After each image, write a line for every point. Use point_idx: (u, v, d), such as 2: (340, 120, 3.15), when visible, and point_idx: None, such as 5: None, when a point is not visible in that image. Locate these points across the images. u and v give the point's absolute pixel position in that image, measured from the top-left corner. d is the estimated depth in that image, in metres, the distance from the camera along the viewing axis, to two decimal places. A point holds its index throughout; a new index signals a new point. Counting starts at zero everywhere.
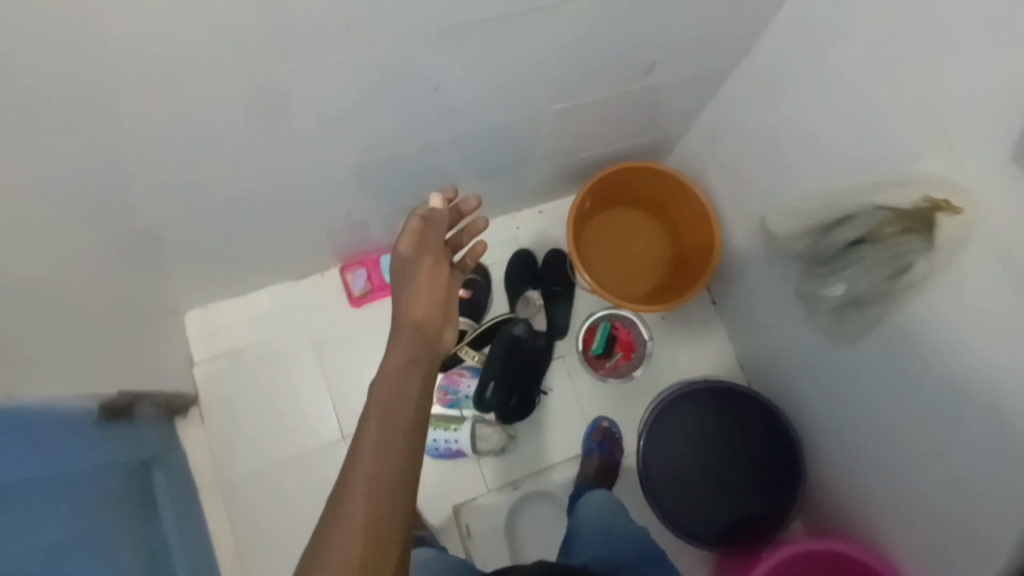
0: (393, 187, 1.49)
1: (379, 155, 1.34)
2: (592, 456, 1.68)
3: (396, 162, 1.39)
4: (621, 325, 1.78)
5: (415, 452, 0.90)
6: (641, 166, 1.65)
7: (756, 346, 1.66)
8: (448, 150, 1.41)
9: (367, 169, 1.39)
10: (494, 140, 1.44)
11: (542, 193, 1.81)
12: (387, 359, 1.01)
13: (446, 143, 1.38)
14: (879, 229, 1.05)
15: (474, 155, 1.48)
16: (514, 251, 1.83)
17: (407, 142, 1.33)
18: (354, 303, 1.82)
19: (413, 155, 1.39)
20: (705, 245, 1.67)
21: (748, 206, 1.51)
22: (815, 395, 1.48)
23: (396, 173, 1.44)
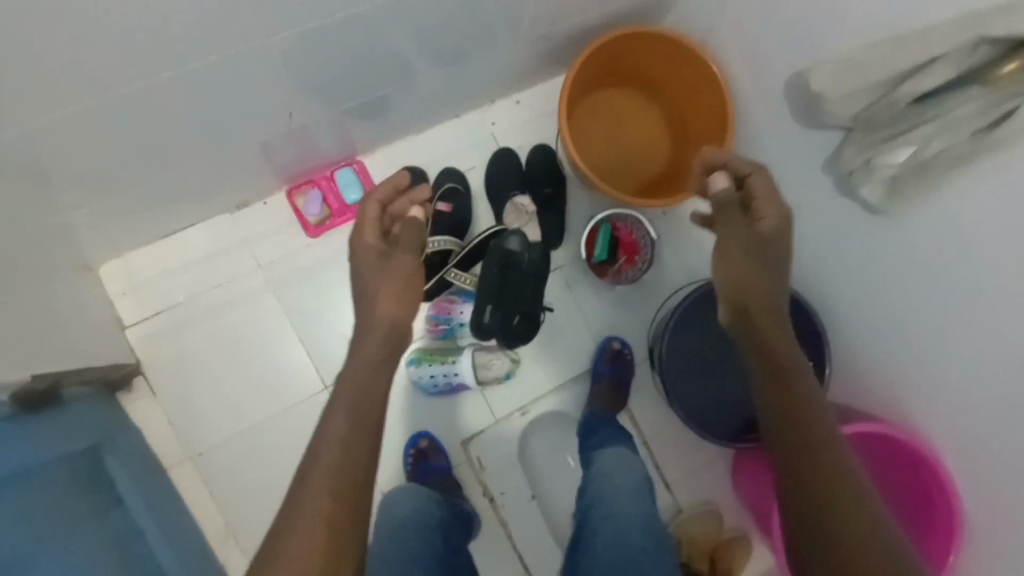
0: (347, 75, 1.18)
1: (326, 31, 1.03)
2: (602, 380, 1.54)
3: (350, 44, 1.09)
4: (623, 227, 1.58)
5: (378, 457, 0.79)
6: (638, 30, 1.38)
7: None
8: (414, 20, 1.12)
9: (312, 56, 1.07)
10: (471, 3, 1.14)
11: (521, 77, 1.53)
12: (353, 359, 0.89)
13: (412, 10, 1.08)
14: (988, 70, 0.86)
15: (446, 28, 1.18)
16: (493, 152, 1.59)
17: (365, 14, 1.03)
18: (312, 233, 1.50)
19: (373, 32, 1.09)
20: (711, 124, 1.47)
21: (768, 70, 1.31)
22: (839, 276, 1.39)
23: (349, 57, 1.13)
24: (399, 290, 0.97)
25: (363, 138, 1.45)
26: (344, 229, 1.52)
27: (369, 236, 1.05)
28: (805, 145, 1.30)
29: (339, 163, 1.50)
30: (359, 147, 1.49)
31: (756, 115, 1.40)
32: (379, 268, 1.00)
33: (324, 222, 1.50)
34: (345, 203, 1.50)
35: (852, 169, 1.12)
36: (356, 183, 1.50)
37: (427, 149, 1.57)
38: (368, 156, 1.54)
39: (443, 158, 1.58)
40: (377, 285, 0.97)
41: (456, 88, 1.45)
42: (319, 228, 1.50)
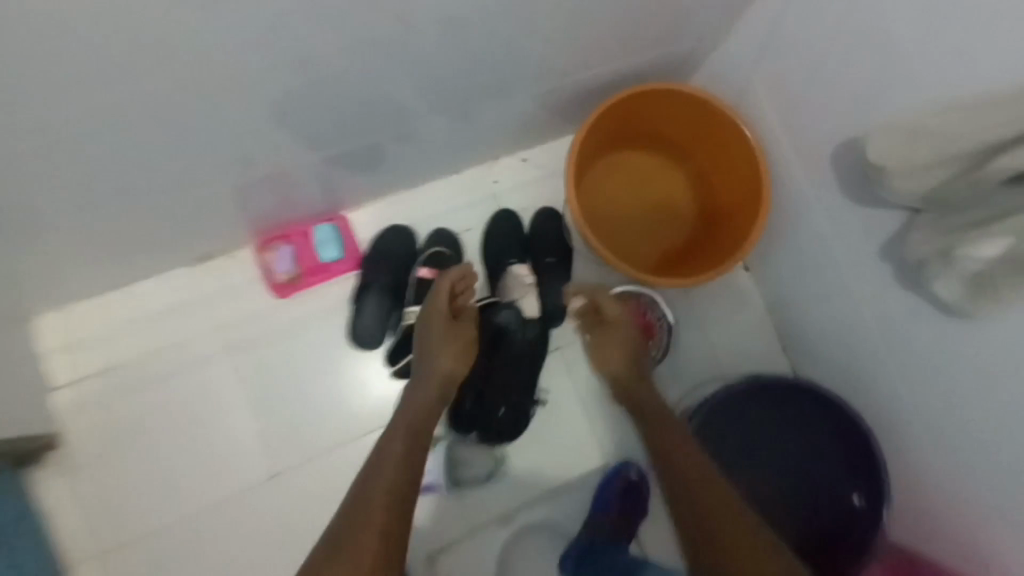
0: (322, 129, 1.04)
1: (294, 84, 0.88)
2: (607, 508, 1.28)
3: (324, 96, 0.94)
4: (636, 307, 1.36)
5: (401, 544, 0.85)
6: (662, 87, 1.21)
7: (811, 325, 1.32)
8: (404, 73, 0.96)
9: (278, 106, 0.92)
10: (470, 57, 0.99)
11: (528, 134, 1.37)
12: (383, 448, 0.99)
13: (400, 63, 0.93)
14: None
15: (440, 82, 1.03)
16: (493, 213, 1.41)
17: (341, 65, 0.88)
18: (278, 293, 1.31)
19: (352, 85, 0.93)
20: (745, 195, 1.27)
21: (816, 139, 1.11)
22: (899, 389, 1.14)
23: (325, 109, 0.98)
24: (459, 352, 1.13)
25: (346, 192, 1.30)
26: (316, 291, 1.34)
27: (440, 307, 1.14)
28: (858, 229, 1.09)
29: (318, 217, 1.33)
30: (342, 201, 1.33)
31: (798, 190, 1.20)
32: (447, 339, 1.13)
33: (293, 281, 1.31)
34: (318, 262, 1.31)
35: (919, 260, 0.90)
36: (333, 239, 1.31)
37: (419, 207, 1.40)
38: (352, 210, 1.38)
39: (434, 217, 1.40)
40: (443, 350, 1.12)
41: (454, 142, 1.29)
42: (286, 288, 1.30)
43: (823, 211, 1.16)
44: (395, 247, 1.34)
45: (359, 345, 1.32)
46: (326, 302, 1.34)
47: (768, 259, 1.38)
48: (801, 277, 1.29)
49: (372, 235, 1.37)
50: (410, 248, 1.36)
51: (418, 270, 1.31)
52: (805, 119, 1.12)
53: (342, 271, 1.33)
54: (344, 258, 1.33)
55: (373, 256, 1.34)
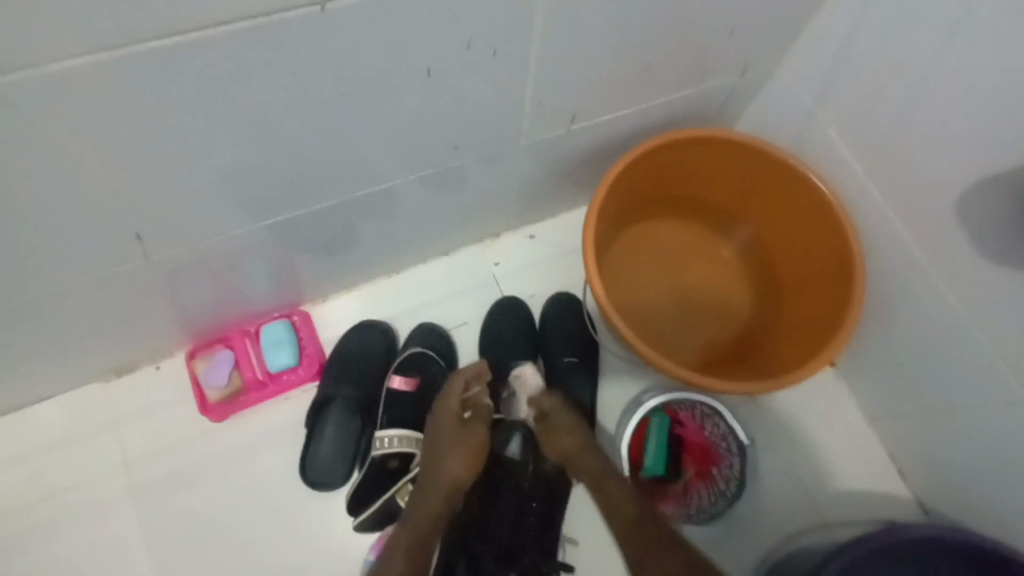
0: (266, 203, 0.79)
1: (206, 147, 0.63)
2: None
3: (255, 164, 0.69)
4: (689, 420, 1.02)
5: None
6: (702, 134, 0.94)
7: (942, 441, 0.94)
8: (365, 132, 0.72)
9: (188, 179, 0.67)
10: (454, 109, 0.75)
11: (536, 205, 1.11)
12: None
13: (359, 120, 0.69)
14: None
15: (416, 144, 0.79)
16: (493, 301, 1.12)
17: (272, 122, 0.63)
18: (211, 414, 1.00)
19: (292, 147, 0.69)
20: (822, 268, 0.96)
21: (927, 189, 0.81)
22: None
23: (261, 182, 0.73)
24: (472, 452, 0.85)
25: (304, 280, 1.02)
26: (264, 410, 1.02)
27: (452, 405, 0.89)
28: (1012, 307, 0.76)
29: (268, 315, 1.05)
30: (301, 293, 1.05)
31: (903, 258, 0.88)
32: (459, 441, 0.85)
33: (233, 398, 1.01)
34: (264, 372, 1.02)
35: None
36: (285, 342, 1.02)
37: (401, 297, 1.12)
38: (316, 303, 1.10)
39: (421, 309, 1.11)
40: (455, 450, 0.84)
41: (442, 217, 1.03)
42: (220, 408, 1.00)
43: (947, 284, 0.83)
44: (366, 349, 1.04)
45: (312, 484, 0.97)
46: (277, 424, 1.02)
47: (862, 350, 1.04)
48: (918, 374, 0.94)
49: (340, 334, 1.08)
50: (385, 349, 1.05)
51: (392, 380, 1.00)
52: (909, 161, 0.82)
53: (296, 383, 1.03)
54: (299, 366, 1.03)
55: (337, 362, 1.03)
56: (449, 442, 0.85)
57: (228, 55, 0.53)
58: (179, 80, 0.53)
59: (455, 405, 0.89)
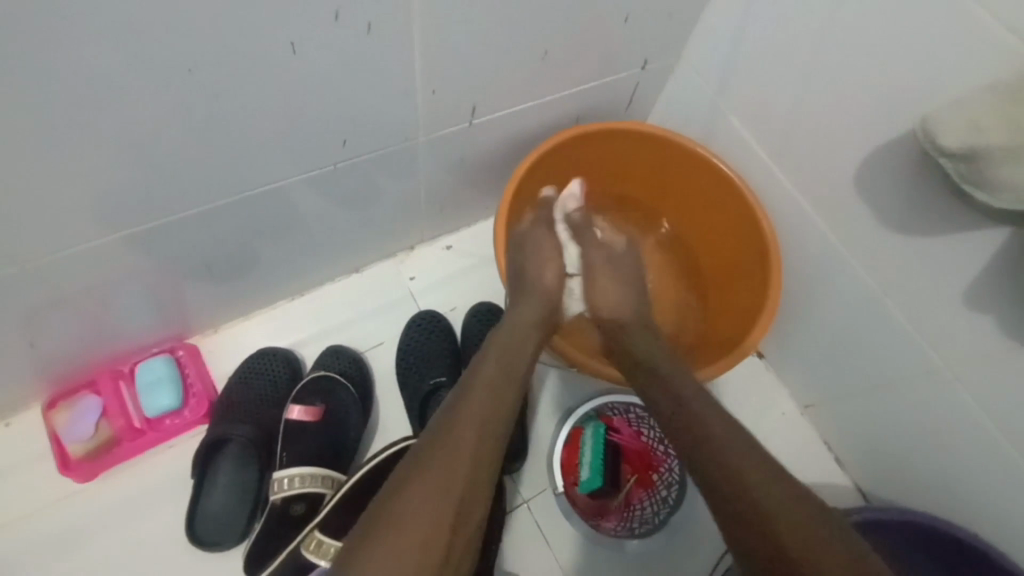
0: (121, 215, 0.68)
1: (17, 129, 0.54)
2: None
3: (91, 154, 0.60)
4: (625, 427, 0.96)
5: (466, 510, 0.54)
6: (606, 126, 0.92)
7: (868, 419, 0.94)
8: (232, 120, 0.65)
9: (0, 170, 0.57)
10: (333, 96, 0.68)
11: (449, 213, 1.05)
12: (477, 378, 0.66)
13: (218, 100, 0.62)
14: None
15: (296, 137, 0.72)
16: (410, 318, 1.03)
17: (99, 99, 0.55)
18: (76, 474, 0.84)
19: (135, 132, 0.60)
20: (739, 255, 0.95)
21: (826, 166, 0.82)
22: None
23: (105, 178, 0.63)
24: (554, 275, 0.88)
25: (186, 310, 0.90)
26: (143, 462, 0.88)
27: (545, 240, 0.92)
28: (910, 270, 0.77)
29: (146, 352, 0.92)
30: (183, 325, 0.92)
31: (814, 238, 0.88)
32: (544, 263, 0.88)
33: (105, 452, 0.86)
34: (141, 419, 0.88)
35: None
36: (167, 381, 0.88)
37: (306, 321, 1.01)
38: (206, 335, 0.97)
39: (329, 332, 1.01)
40: (541, 271, 0.87)
41: (345, 231, 0.95)
42: (83, 467, 0.85)
43: (855, 257, 0.84)
44: (263, 379, 0.92)
45: (200, 544, 0.83)
46: (158, 478, 0.87)
47: (786, 337, 1.03)
48: (840, 355, 0.94)
49: (234, 368, 0.96)
50: (287, 376, 0.94)
51: (291, 410, 0.90)
52: (806, 141, 0.83)
53: (180, 429, 0.89)
54: (184, 408, 0.90)
55: (229, 398, 0.90)
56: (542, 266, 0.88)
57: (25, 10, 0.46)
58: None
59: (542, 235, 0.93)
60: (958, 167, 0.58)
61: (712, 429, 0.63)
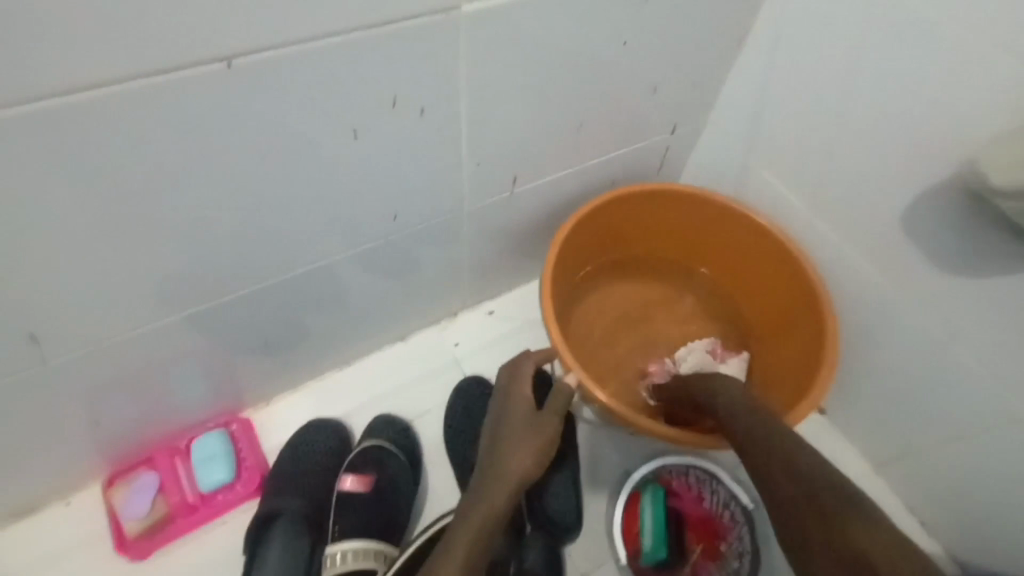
0: (192, 292, 0.73)
1: (111, 214, 0.59)
2: None
3: (172, 236, 0.65)
4: (684, 491, 0.91)
5: None
6: (643, 186, 0.94)
7: (950, 477, 0.87)
8: (297, 201, 0.70)
9: (92, 254, 0.62)
10: (388, 173, 0.73)
11: (491, 279, 1.07)
12: None
13: (285, 183, 0.67)
14: None
15: (351, 214, 0.76)
16: (455, 384, 1.03)
17: (184, 187, 0.61)
18: (132, 552, 0.85)
19: (212, 215, 0.65)
20: (788, 304, 0.94)
21: (870, 212, 0.82)
22: None
23: (181, 259, 0.68)
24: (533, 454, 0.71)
25: (243, 383, 0.92)
26: (195, 540, 0.87)
27: (522, 395, 0.78)
28: (969, 314, 0.75)
29: (202, 426, 0.94)
30: (238, 398, 0.95)
31: (865, 287, 0.87)
32: (524, 436, 0.73)
33: (160, 529, 0.87)
34: (195, 494, 0.88)
35: None
36: (221, 456, 0.90)
37: (355, 391, 1.02)
38: (259, 407, 0.99)
39: (377, 401, 1.01)
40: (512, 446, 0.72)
41: (392, 300, 0.97)
42: (138, 545, 0.85)
43: (911, 303, 0.81)
44: (314, 450, 0.92)
45: None
46: (211, 555, 0.87)
47: (846, 391, 0.98)
48: (907, 408, 0.89)
49: (285, 440, 0.96)
50: (336, 447, 0.94)
51: (343, 480, 0.89)
52: (846, 188, 0.83)
53: (232, 504, 0.89)
54: (237, 483, 0.90)
55: (280, 471, 0.90)
56: (517, 436, 0.73)
57: (132, 110, 0.52)
58: (69, 134, 0.51)
59: (526, 393, 0.78)
60: (1011, 203, 0.57)
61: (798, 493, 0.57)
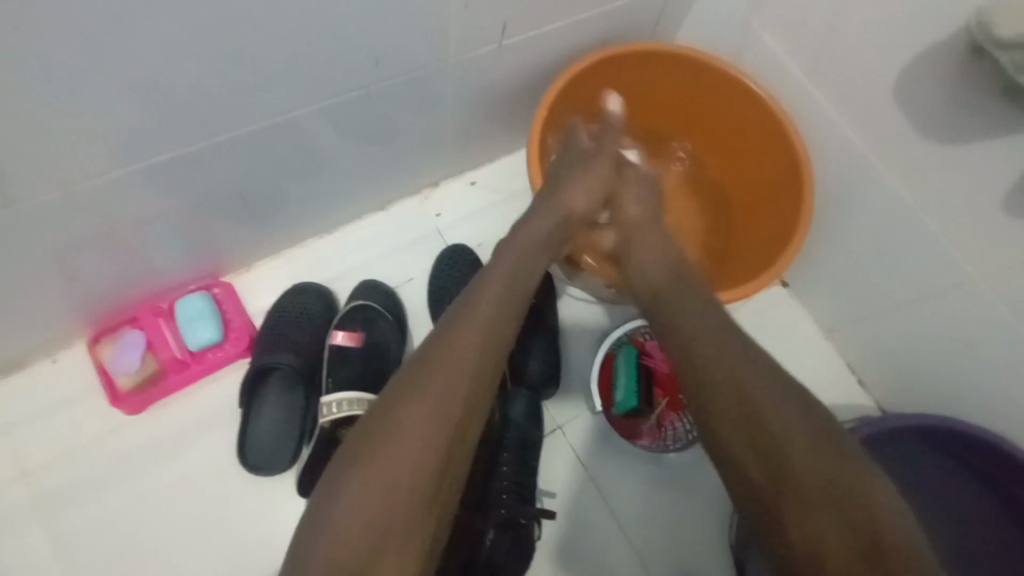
0: (159, 140, 0.68)
1: (64, 37, 0.53)
2: None
3: (133, 70, 0.59)
4: (657, 351, 0.98)
5: (450, 458, 0.56)
6: (635, 48, 0.90)
7: (896, 338, 0.96)
8: (271, 37, 0.63)
9: (47, 85, 0.56)
10: (371, 9, 0.67)
11: (474, 148, 1.03)
12: (479, 290, 0.66)
13: (255, 14, 0.60)
14: None
15: (328, 56, 0.70)
16: (438, 254, 1.03)
17: (147, 7, 0.54)
18: (126, 404, 0.87)
19: (177, 45, 0.59)
20: (768, 176, 0.95)
21: (866, 77, 0.80)
22: None
23: (147, 99, 0.63)
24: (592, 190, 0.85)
25: (221, 246, 0.90)
26: (189, 394, 0.90)
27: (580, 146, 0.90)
28: (944, 180, 0.77)
29: (183, 288, 0.93)
30: (217, 261, 0.93)
31: (847, 157, 0.88)
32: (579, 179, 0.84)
33: (152, 383, 0.89)
34: (183, 351, 0.90)
35: None
36: (206, 315, 0.90)
37: (337, 257, 1.01)
38: (240, 273, 0.98)
39: (360, 268, 1.01)
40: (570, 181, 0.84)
41: (372, 165, 0.93)
42: (132, 398, 0.87)
43: (890, 171, 0.83)
44: (301, 313, 0.94)
45: (251, 467, 0.87)
46: (208, 409, 0.90)
47: (813, 264, 1.03)
48: (867, 276, 0.95)
49: (269, 303, 0.97)
50: (323, 309, 0.96)
51: (334, 336, 0.92)
52: (845, 52, 0.81)
53: (223, 362, 0.91)
54: (225, 342, 0.91)
55: (269, 331, 0.92)
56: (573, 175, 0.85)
57: None
58: None
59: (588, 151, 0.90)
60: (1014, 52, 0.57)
61: (727, 369, 0.60)
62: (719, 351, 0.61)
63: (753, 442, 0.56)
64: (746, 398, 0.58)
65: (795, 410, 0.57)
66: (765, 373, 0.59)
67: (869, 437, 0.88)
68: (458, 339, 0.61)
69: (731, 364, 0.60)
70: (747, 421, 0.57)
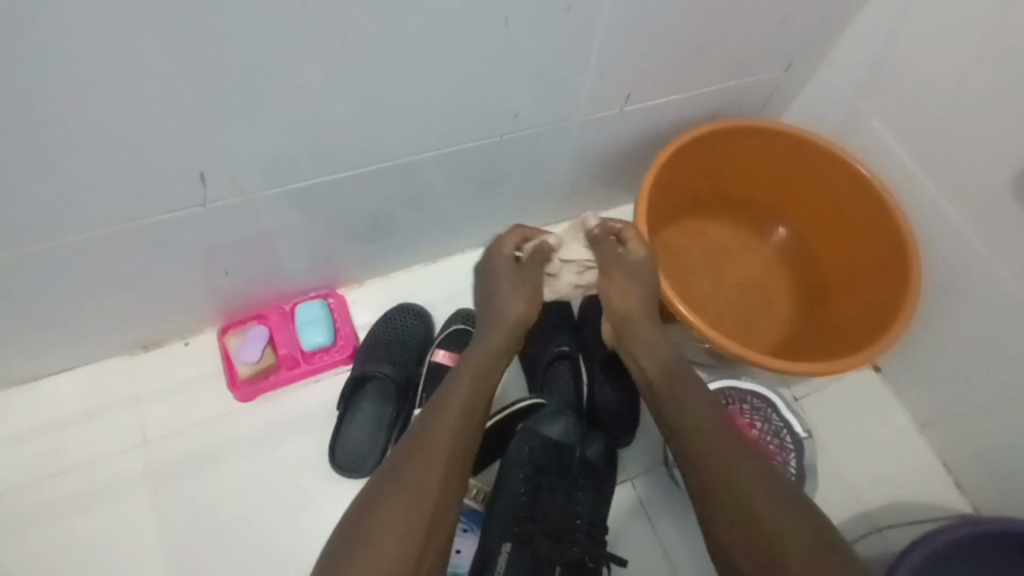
0: (326, 163, 0.79)
1: (286, 73, 0.65)
2: None
3: (328, 104, 0.70)
4: (738, 417, 0.96)
5: (437, 526, 0.62)
6: (743, 123, 0.95)
7: (1000, 440, 0.91)
8: (436, 86, 0.74)
9: (262, 112, 0.68)
10: (520, 70, 0.77)
11: (577, 201, 1.10)
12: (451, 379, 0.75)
13: (430, 66, 0.71)
14: None
15: (475, 106, 0.80)
16: None
17: (353, 55, 0.66)
18: (241, 389, 0.96)
19: (364, 86, 0.70)
20: (873, 255, 0.95)
21: (981, 170, 0.82)
22: None
23: (329, 129, 0.74)
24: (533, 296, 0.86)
25: (344, 261, 1.00)
26: (294, 391, 0.98)
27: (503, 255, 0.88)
28: None
29: (304, 294, 1.03)
30: (337, 274, 1.03)
31: (958, 244, 0.88)
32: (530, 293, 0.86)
33: (266, 374, 0.98)
34: (297, 350, 0.99)
35: None
36: (321, 320, 0.99)
37: (438, 285, 1.09)
38: (352, 288, 1.07)
39: (458, 298, 1.09)
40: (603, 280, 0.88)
41: (486, 206, 1.02)
42: (248, 386, 0.96)
43: (1004, 263, 0.82)
44: (405, 332, 1.01)
45: (342, 469, 0.93)
46: (310, 406, 0.98)
47: (911, 351, 1.01)
48: (971, 370, 0.92)
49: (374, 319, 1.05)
50: (422, 331, 1.03)
51: (435, 354, 0.99)
52: (960, 144, 0.83)
53: (328, 365, 1.00)
54: (333, 347, 1.00)
55: (371, 343, 1.00)
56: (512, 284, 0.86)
57: None
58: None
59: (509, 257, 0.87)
60: None
61: (716, 457, 0.66)
62: (709, 430, 0.68)
63: (741, 527, 0.62)
64: (733, 482, 0.64)
65: (769, 490, 0.63)
66: (735, 441, 0.67)
67: (964, 537, 0.83)
68: (430, 423, 0.68)
69: (710, 445, 0.67)
70: (750, 510, 0.62)
